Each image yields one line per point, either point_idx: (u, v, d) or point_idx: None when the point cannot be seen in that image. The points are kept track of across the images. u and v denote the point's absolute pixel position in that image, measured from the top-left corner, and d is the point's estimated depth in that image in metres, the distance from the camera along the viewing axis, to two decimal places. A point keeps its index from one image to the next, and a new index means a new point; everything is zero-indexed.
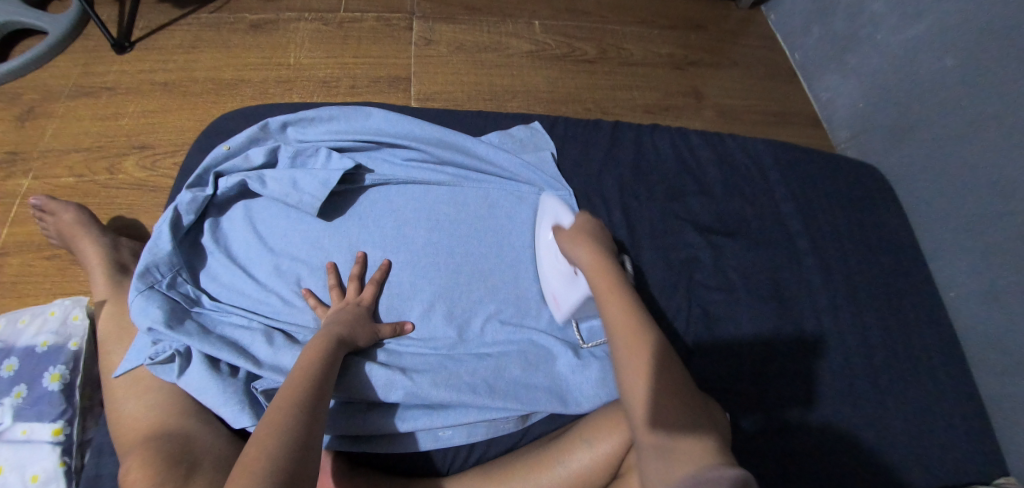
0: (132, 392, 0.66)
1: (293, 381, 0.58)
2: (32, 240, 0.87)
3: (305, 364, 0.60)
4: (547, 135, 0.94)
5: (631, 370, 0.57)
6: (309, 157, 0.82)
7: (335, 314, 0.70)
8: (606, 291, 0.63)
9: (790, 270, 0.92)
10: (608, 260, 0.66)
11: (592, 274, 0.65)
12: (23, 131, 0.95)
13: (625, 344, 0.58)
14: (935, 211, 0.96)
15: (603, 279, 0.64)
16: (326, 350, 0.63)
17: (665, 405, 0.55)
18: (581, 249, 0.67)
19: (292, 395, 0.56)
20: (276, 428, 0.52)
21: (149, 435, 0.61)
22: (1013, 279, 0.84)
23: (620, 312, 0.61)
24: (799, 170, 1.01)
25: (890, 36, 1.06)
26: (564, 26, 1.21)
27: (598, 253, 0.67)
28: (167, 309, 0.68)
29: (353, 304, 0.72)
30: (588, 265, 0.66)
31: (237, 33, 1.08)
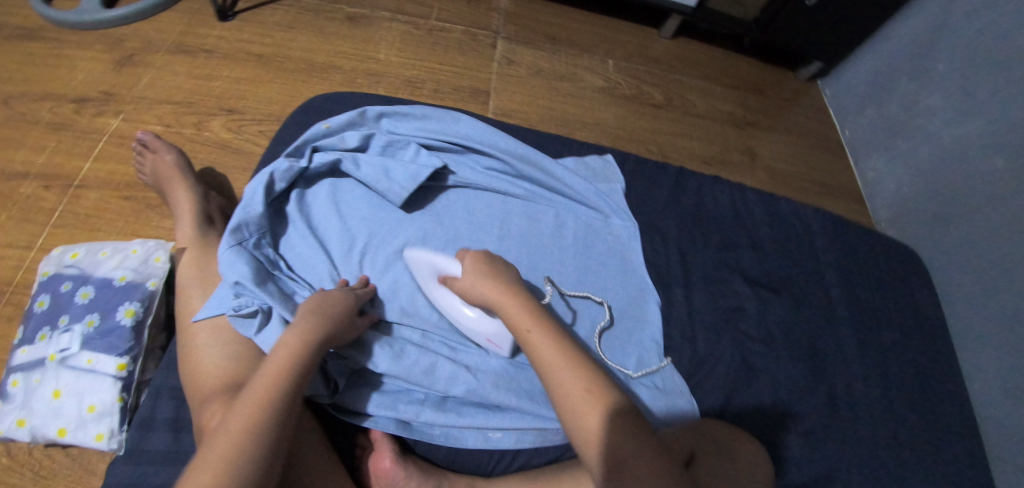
0: (210, 341, 0.68)
1: (231, 444, 0.54)
2: (113, 178, 0.90)
3: (246, 414, 0.56)
4: (618, 169, 0.98)
5: (571, 403, 0.59)
6: (398, 149, 0.85)
7: (305, 315, 0.64)
8: (526, 329, 0.64)
9: (829, 335, 0.95)
10: (520, 293, 0.67)
11: (505, 310, 0.66)
12: (119, 75, 0.98)
13: (559, 381, 0.61)
14: (970, 303, 1.00)
15: (521, 315, 0.65)
16: (273, 398, 0.57)
17: (605, 427, 0.58)
18: (487, 288, 0.67)
19: (252, 428, 0.55)
20: (228, 474, 0.52)
21: (225, 389, 0.64)
22: None
23: (545, 347, 0.62)
24: (846, 241, 1.05)
25: (942, 129, 1.11)
26: (635, 69, 1.27)
27: (508, 288, 0.67)
28: (254, 267, 0.70)
29: (327, 301, 0.67)
30: (501, 304, 0.66)
31: (333, 21, 1.12)
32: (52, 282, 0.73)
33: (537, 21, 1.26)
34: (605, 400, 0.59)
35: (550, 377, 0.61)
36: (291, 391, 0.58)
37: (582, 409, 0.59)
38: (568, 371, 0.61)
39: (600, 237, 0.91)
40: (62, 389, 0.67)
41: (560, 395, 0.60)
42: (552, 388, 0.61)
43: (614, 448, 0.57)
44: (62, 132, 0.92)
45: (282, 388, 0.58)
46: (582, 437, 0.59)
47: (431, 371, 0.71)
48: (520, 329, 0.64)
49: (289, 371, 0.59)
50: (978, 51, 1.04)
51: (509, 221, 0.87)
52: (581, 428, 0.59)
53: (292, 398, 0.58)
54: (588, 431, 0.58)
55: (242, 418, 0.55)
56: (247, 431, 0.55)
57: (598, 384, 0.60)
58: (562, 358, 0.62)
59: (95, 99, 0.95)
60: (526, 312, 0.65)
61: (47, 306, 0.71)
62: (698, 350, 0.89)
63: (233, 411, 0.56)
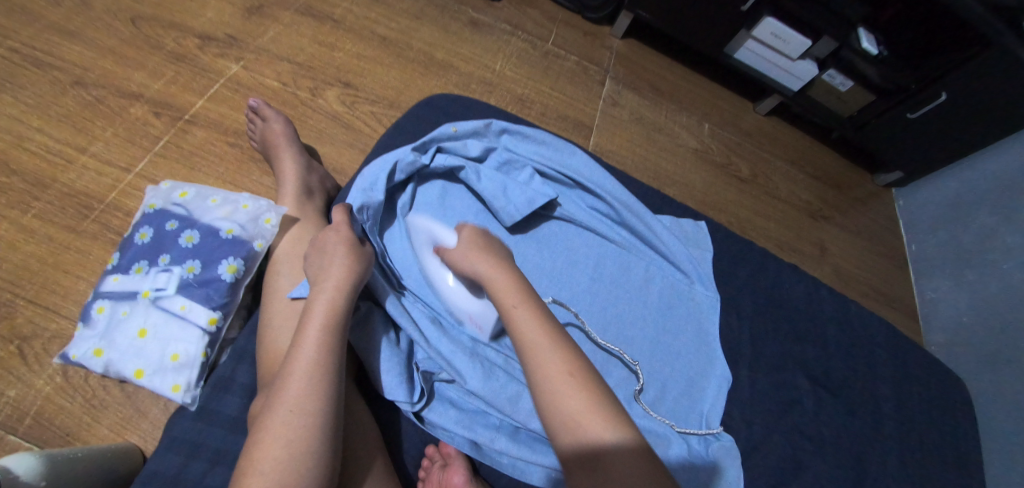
0: (284, 325, 0.64)
1: (297, 400, 0.55)
2: (222, 122, 0.89)
3: (301, 373, 0.57)
4: (709, 237, 0.98)
5: (549, 382, 0.60)
6: (514, 170, 0.86)
7: (329, 267, 0.63)
8: (511, 305, 0.65)
9: (871, 447, 0.90)
10: (511, 273, 0.69)
11: (493, 287, 0.67)
12: (247, 23, 0.98)
13: (540, 359, 0.61)
14: (1012, 455, 0.95)
15: (507, 291, 0.66)
16: (324, 355, 0.58)
17: (582, 409, 0.59)
18: (478, 263, 0.69)
19: (312, 384, 0.56)
20: (300, 429, 0.54)
21: None
22: None
23: (529, 326, 0.64)
24: (904, 355, 0.99)
25: (1014, 270, 1.06)
26: (728, 138, 1.29)
27: (499, 265, 0.69)
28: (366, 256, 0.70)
29: (344, 247, 0.65)
30: (491, 278, 0.68)
31: (458, 22, 1.13)
32: (158, 216, 0.72)
33: (645, 69, 1.28)
34: (586, 382, 0.61)
35: (530, 355, 0.62)
36: (337, 348, 0.59)
37: (563, 392, 0.60)
38: (548, 350, 0.62)
39: (682, 302, 0.90)
40: (148, 329, 0.65)
41: (537, 376, 0.61)
42: (530, 367, 0.62)
43: (593, 434, 0.58)
44: (182, 64, 0.91)
45: (327, 346, 0.59)
46: (558, 416, 0.59)
47: (516, 399, 0.70)
48: (505, 304, 0.65)
49: (333, 325, 0.60)
50: None
51: (602, 264, 0.88)
52: (560, 408, 0.59)
53: (337, 355, 0.59)
54: (565, 412, 0.59)
55: (303, 377, 0.57)
56: (305, 392, 0.56)
57: (578, 367, 0.62)
58: (545, 337, 0.63)
59: (220, 41, 0.95)
60: (514, 290, 0.67)
61: (149, 239, 0.70)
62: (753, 434, 0.87)
63: (287, 373, 0.57)
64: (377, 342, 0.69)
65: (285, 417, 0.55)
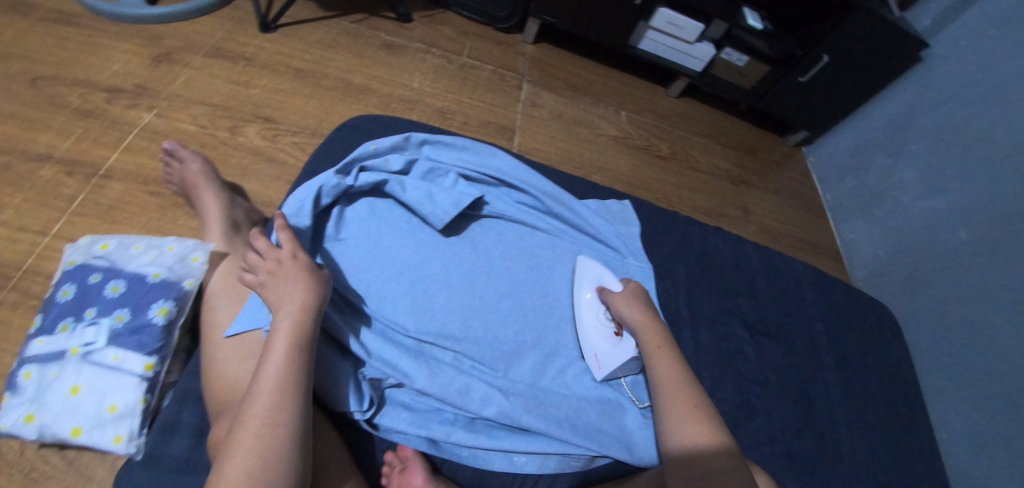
0: (235, 353, 0.65)
1: (268, 414, 0.56)
2: (140, 172, 0.87)
3: (268, 394, 0.57)
4: (635, 214, 1.05)
5: (675, 410, 0.71)
6: (438, 177, 0.88)
7: (289, 291, 0.63)
8: (656, 346, 0.77)
9: (815, 383, 0.97)
10: (656, 321, 0.80)
11: (641, 330, 0.79)
12: (156, 71, 0.97)
13: (672, 391, 0.73)
14: (940, 367, 1.04)
15: (654, 336, 0.78)
16: (292, 369, 0.59)
17: (697, 434, 0.69)
18: (634, 310, 0.80)
19: (281, 395, 0.57)
20: (274, 438, 0.55)
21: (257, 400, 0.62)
22: (1000, 427, 0.92)
23: (667, 363, 0.75)
24: (832, 298, 1.08)
25: (913, 202, 1.19)
26: (645, 122, 1.35)
27: (652, 316, 0.80)
28: None
29: (307, 270, 0.65)
30: (638, 322, 0.79)
31: (371, 47, 1.15)
32: (79, 271, 0.69)
33: (558, 70, 1.34)
34: (706, 415, 0.71)
35: (663, 387, 0.73)
36: (305, 360, 0.60)
37: (688, 421, 0.70)
38: (681, 386, 0.73)
39: (618, 277, 0.96)
40: (81, 385, 0.63)
41: (665, 403, 0.72)
42: (661, 398, 0.73)
43: (703, 457, 0.67)
44: (91, 119, 0.90)
45: (291, 367, 0.59)
46: (678, 439, 0.70)
47: (465, 391, 0.73)
48: (651, 344, 0.77)
49: (299, 341, 0.61)
50: (941, 130, 1.14)
51: (536, 254, 0.90)
52: (679, 434, 0.70)
53: (302, 376, 0.59)
54: (682, 438, 0.69)
55: (270, 390, 0.57)
56: (273, 413, 0.56)
57: (701, 405, 0.72)
58: (681, 378, 0.74)
59: (129, 92, 0.93)
60: (659, 334, 0.78)
61: (71, 295, 0.68)
62: (704, 387, 0.92)
63: (256, 388, 0.57)
64: (323, 359, 0.69)
65: (251, 436, 0.55)
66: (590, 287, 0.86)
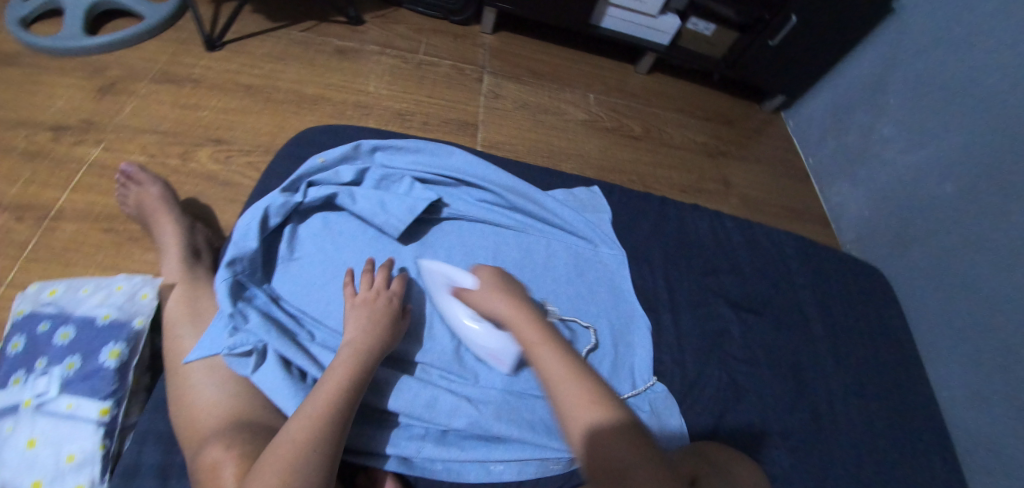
0: (207, 378, 0.65)
1: (303, 441, 0.57)
2: (92, 210, 0.85)
3: (310, 419, 0.59)
4: (603, 200, 1.03)
5: (576, 415, 0.60)
6: (393, 183, 0.86)
7: (359, 327, 0.67)
8: (534, 341, 0.65)
9: (806, 357, 0.94)
10: (528, 310, 0.68)
11: (516, 326, 0.67)
12: (100, 103, 0.94)
13: (568, 394, 0.61)
14: (937, 327, 1.01)
15: (528, 330, 0.66)
16: (338, 404, 0.61)
17: (608, 436, 0.58)
18: (501, 305, 0.69)
19: (320, 425, 0.59)
20: (305, 466, 0.56)
21: (227, 426, 0.62)
22: (1002, 383, 0.89)
23: (552, 359, 0.63)
24: (819, 266, 1.06)
25: (896, 157, 1.15)
26: (614, 102, 1.32)
27: (518, 304, 0.69)
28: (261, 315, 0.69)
29: (381, 313, 0.70)
30: (512, 318, 0.68)
31: (323, 54, 1.11)
32: (28, 321, 0.68)
33: (519, 57, 1.30)
34: (612, 413, 0.60)
35: (557, 390, 0.62)
36: (352, 396, 0.62)
37: (589, 425, 0.59)
38: (573, 383, 0.61)
39: (592, 266, 0.93)
40: (37, 438, 0.62)
41: (564, 409, 0.61)
42: (558, 403, 0.61)
43: (622, 466, 0.57)
44: (38, 161, 0.87)
45: (340, 398, 0.61)
46: (589, 451, 0.58)
47: (433, 404, 0.71)
48: (529, 341, 0.65)
49: (352, 377, 0.63)
50: (915, 83, 1.11)
51: (503, 252, 0.88)
52: (589, 443, 0.59)
53: (347, 409, 0.61)
54: (594, 447, 0.58)
55: (311, 419, 0.59)
56: (312, 440, 0.58)
57: (603, 399, 0.61)
58: (569, 372, 0.62)
59: (74, 129, 0.91)
60: (534, 326, 0.67)
61: (21, 347, 0.67)
62: (690, 373, 0.89)
63: (299, 415, 0.59)
64: None
65: (287, 457, 0.56)
66: (446, 285, 0.77)
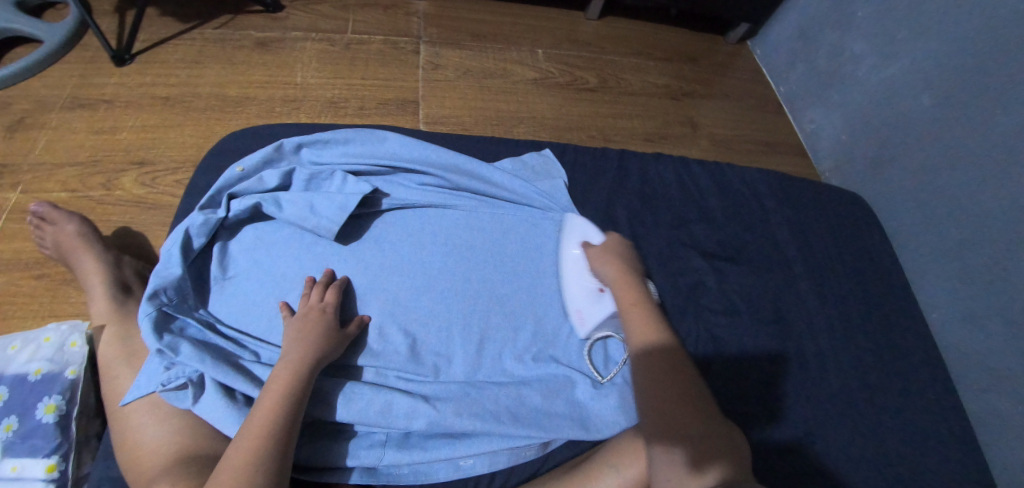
0: (148, 417, 0.64)
1: (243, 462, 0.56)
2: (19, 257, 0.82)
3: (253, 438, 0.57)
4: (558, 163, 0.97)
5: (648, 372, 0.66)
6: (324, 181, 0.81)
7: (295, 343, 0.66)
8: (630, 303, 0.74)
9: (788, 298, 0.90)
10: (631, 279, 0.77)
11: (616, 290, 0.76)
12: (12, 142, 0.89)
13: (646, 351, 0.68)
14: (925, 245, 0.97)
15: (625, 293, 0.75)
16: (277, 418, 0.59)
17: (671, 396, 0.63)
18: (608, 268, 0.79)
19: (258, 444, 0.57)
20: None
21: (171, 462, 0.60)
22: (988, 297, 0.85)
23: (639, 321, 0.71)
24: (795, 200, 1.01)
25: (870, 73, 1.08)
26: (565, 55, 1.24)
27: (623, 272, 0.78)
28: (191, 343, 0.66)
29: (315, 323, 0.68)
30: (614, 283, 0.77)
31: (243, 50, 1.05)
32: None
33: (456, 20, 1.21)
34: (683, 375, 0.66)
35: (640, 346, 0.69)
36: (291, 409, 0.60)
37: (664, 379, 0.65)
38: (654, 346, 0.68)
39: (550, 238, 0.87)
40: None
41: (641, 367, 0.67)
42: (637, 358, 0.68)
43: (680, 422, 0.61)
44: None
45: (281, 415, 0.59)
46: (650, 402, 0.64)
47: (388, 409, 0.69)
48: (625, 301, 0.74)
49: (291, 389, 0.62)
50: None
51: (454, 235, 0.83)
52: (650, 399, 0.64)
53: (290, 422, 0.60)
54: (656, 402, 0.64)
55: (250, 439, 0.57)
56: (256, 459, 0.56)
57: (678, 364, 0.67)
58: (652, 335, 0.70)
59: None
60: (632, 291, 0.75)
61: None
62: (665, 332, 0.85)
63: (240, 436, 0.58)
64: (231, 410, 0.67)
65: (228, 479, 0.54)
66: (578, 241, 0.86)
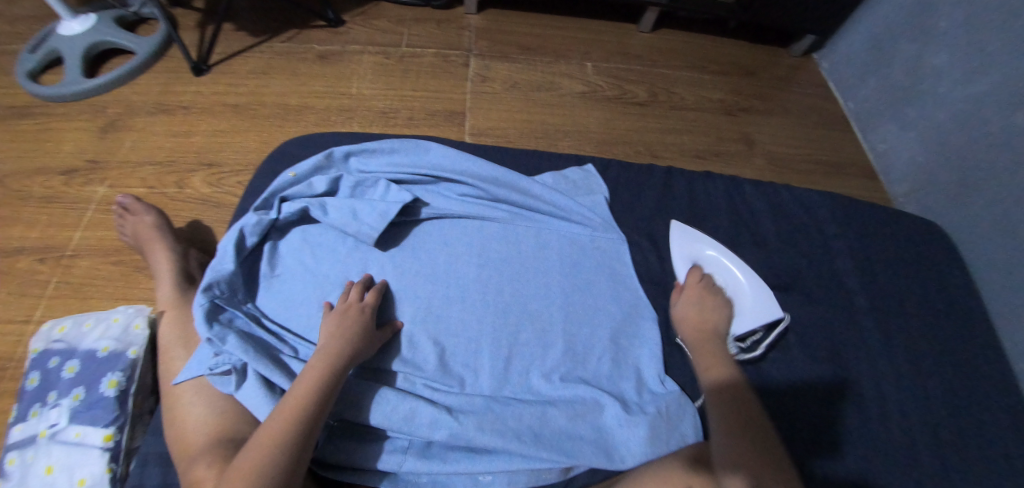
0: (195, 398, 0.69)
1: (270, 441, 0.60)
2: (101, 245, 0.91)
3: (280, 420, 0.61)
4: (600, 179, 0.96)
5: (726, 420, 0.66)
6: (368, 188, 0.85)
7: (333, 335, 0.69)
8: (709, 361, 0.74)
9: (843, 331, 0.84)
10: (710, 335, 0.78)
11: (696, 346, 0.77)
12: (104, 142, 1.00)
13: (724, 403, 0.68)
14: (1011, 284, 0.88)
15: (706, 351, 0.76)
16: (308, 403, 0.63)
17: (746, 446, 0.62)
18: (688, 323, 0.80)
19: (286, 425, 0.61)
20: (265, 466, 0.58)
21: (211, 444, 0.65)
22: None
23: (718, 377, 0.72)
24: (856, 225, 0.95)
25: (952, 90, 1.00)
26: (616, 68, 1.23)
27: (703, 326, 0.79)
28: (240, 333, 0.71)
29: (354, 319, 0.72)
30: (694, 338, 0.78)
31: (305, 62, 1.12)
32: (41, 358, 0.75)
33: (507, 33, 1.24)
34: (757, 428, 0.65)
35: (717, 399, 0.69)
36: (322, 396, 0.64)
37: (739, 432, 0.64)
38: (732, 400, 0.68)
39: (587, 255, 0.87)
40: (54, 465, 0.67)
41: (717, 416, 0.67)
42: (713, 407, 0.69)
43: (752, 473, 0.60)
44: (53, 205, 0.94)
45: (311, 400, 0.63)
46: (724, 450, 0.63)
47: (412, 417, 0.71)
48: (704, 360, 0.75)
49: (324, 377, 0.65)
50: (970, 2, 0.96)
51: (489, 247, 0.85)
52: (724, 445, 0.63)
53: (319, 407, 0.63)
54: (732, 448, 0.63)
55: (279, 421, 0.61)
56: (279, 439, 0.60)
57: (752, 414, 0.66)
58: (732, 391, 0.70)
59: (81, 169, 0.97)
60: (710, 349, 0.76)
61: (36, 383, 0.73)
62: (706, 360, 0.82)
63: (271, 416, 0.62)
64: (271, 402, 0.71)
65: (254, 454, 0.59)
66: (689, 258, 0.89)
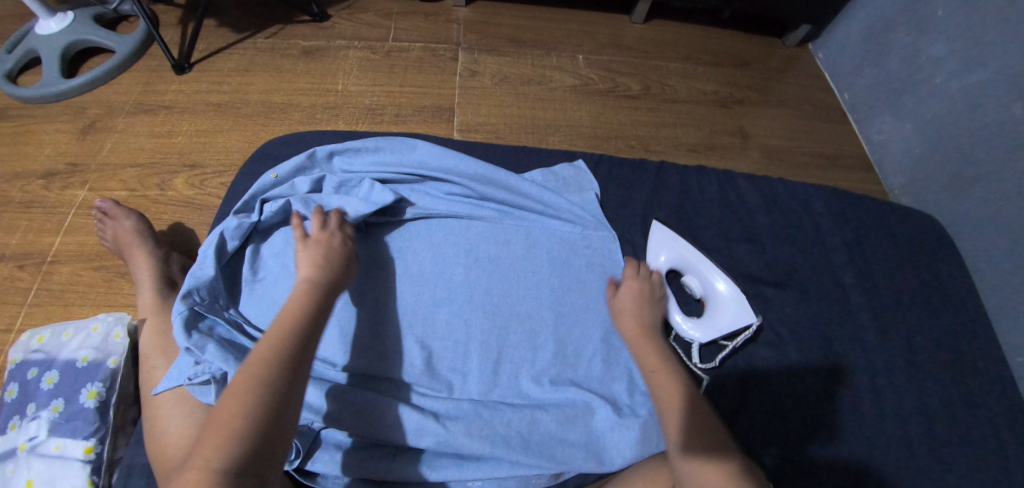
0: (175, 409, 0.68)
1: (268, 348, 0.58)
2: (83, 250, 0.89)
3: (269, 340, 0.58)
4: (591, 175, 0.94)
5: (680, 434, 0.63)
6: (352, 188, 0.83)
7: (313, 260, 0.68)
8: (652, 367, 0.70)
9: (840, 328, 0.83)
10: (651, 336, 0.74)
11: (638, 351, 0.73)
12: (84, 144, 0.98)
13: (678, 416, 0.64)
14: (1011, 278, 0.86)
15: (649, 356, 0.72)
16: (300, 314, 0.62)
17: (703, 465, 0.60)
18: (628, 323, 0.76)
19: (282, 333, 0.59)
20: (268, 368, 0.56)
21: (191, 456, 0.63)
22: None
23: (664, 385, 0.68)
24: (853, 219, 0.93)
25: (950, 79, 0.98)
26: (607, 60, 1.21)
27: (643, 327, 0.75)
28: (219, 342, 0.69)
29: (331, 247, 0.70)
30: (635, 341, 0.74)
31: (289, 58, 1.09)
32: (20, 369, 0.73)
33: (496, 26, 1.21)
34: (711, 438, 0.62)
35: (668, 408, 0.66)
36: (313, 308, 0.63)
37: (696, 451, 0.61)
38: (678, 409, 0.65)
39: (578, 254, 0.86)
40: (33, 478, 0.66)
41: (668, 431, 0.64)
42: (666, 420, 0.65)
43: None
44: (32, 209, 0.92)
45: (304, 310, 0.62)
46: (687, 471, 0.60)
47: (398, 424, 0.69)
48: (647, 366, 0.70)
49: (312, 292, 0.64)
50: None
51: (477, 248, 0.84)
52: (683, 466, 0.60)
53: (312, 317, 0.62)
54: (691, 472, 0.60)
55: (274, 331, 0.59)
56: (271, 358, 0.57)
57: (702, 422, 0.63)
58: (679, 398, 0.66)
59: (60, 172, 0.95)
60: (652, 352, 0.72)
61: (15, 395, 0.72)
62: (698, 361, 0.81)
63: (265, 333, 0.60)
64: None
65: (245, 378, 0.55)
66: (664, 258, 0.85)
